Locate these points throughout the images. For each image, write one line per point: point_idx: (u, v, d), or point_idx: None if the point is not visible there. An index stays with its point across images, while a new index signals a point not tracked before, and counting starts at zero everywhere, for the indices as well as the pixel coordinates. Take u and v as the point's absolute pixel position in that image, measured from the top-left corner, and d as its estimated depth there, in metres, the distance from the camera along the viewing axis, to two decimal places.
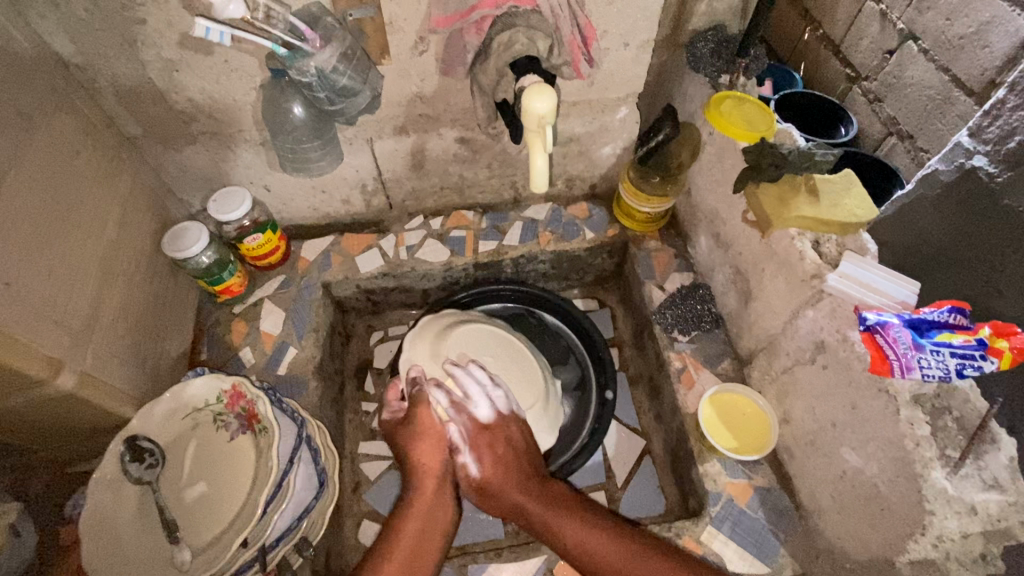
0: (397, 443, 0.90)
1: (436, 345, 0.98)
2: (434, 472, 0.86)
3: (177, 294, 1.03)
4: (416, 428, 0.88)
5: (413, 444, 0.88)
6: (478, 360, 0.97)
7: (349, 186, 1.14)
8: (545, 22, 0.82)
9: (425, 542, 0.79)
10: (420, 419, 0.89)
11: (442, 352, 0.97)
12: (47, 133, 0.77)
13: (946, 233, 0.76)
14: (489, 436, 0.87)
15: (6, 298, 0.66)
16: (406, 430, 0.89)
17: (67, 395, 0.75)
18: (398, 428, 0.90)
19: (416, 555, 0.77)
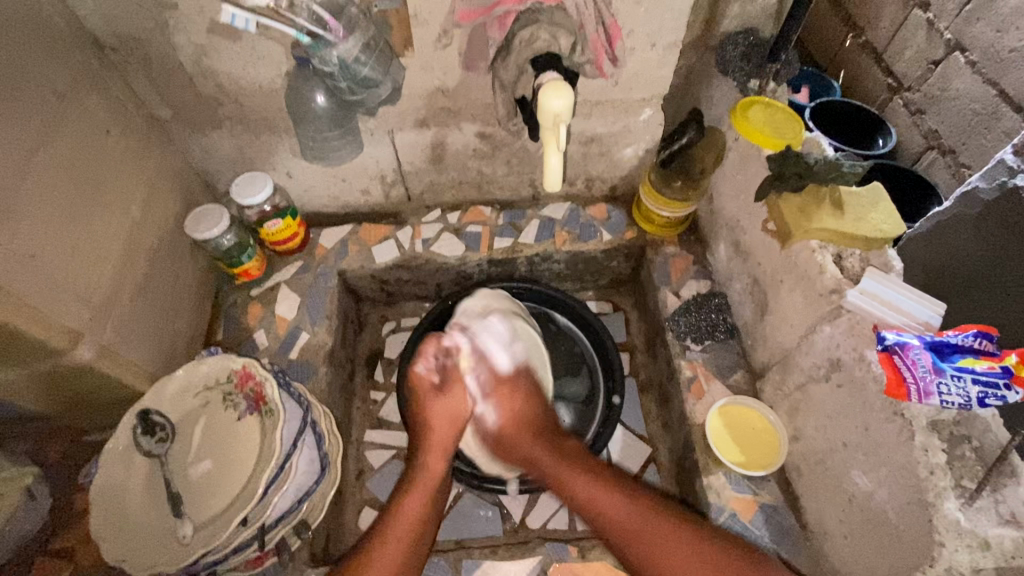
0: (420, 408, 0.88)
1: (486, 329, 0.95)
2: (444, 448, 0.86)
3: (197, 274, 1.06)
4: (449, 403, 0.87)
5: (433, 414, 0.86)
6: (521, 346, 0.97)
7: (369, 176, 1.15)
8: (569, 19, 0.81)
9: (426, 520, 0.79)
10: (451, 396, 0.87)
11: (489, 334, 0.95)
12: (79, 112, 0.79)
13: (984, 254, 0.72)
14: (508, 385, 0.90)
15: (31, 271, 0.68)
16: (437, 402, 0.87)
17: (84, 366, 0.78)
18: (425, 392, 0.88)
19: (414, 533, 0.77)
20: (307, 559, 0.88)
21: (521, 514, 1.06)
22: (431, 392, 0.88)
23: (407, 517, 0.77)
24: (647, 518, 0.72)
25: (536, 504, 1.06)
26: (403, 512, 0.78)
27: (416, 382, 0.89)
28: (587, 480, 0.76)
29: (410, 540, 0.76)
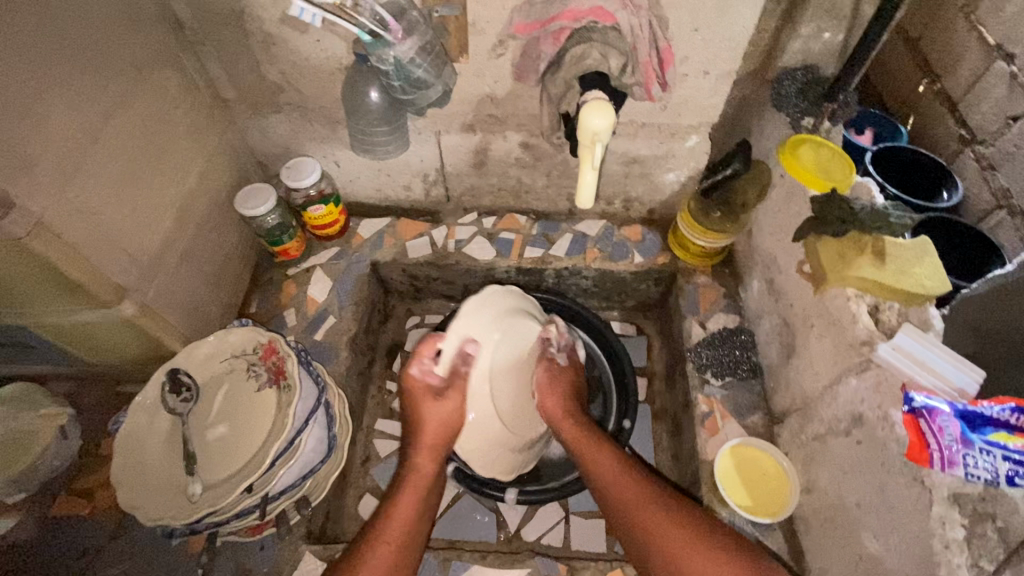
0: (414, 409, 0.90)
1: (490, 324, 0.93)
2: (434, 450, 0.90)
3: (240, 247, 1.11)
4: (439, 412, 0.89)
5: (428, 417, 0.89)
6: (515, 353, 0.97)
7: (412, 173, 1.18)
8: (622, 40, 0.81)
9: (418, 518, 0.83)
10: (447, 403, 0.89)
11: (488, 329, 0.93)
12: (153, 86, 0.85)
13: None
14: (553, 383, 0.96)
15: (91, 226, 0.74)
16: (429, 409, 0.89)
17: (127, 321, 0.83)
18: (422, 395, 0.89)
19: (410, 531, 0.81)
20: (303, 536, 0.91)
21: (517, 525, 1.06)
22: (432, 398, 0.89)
23: (397, 521, 0.81)
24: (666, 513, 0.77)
25: (533, 517, 1.06)
26: (391, 519, 0.81)
27: (414, 387, 0.89)
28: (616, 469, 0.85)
29: (402, 538, 0.79)
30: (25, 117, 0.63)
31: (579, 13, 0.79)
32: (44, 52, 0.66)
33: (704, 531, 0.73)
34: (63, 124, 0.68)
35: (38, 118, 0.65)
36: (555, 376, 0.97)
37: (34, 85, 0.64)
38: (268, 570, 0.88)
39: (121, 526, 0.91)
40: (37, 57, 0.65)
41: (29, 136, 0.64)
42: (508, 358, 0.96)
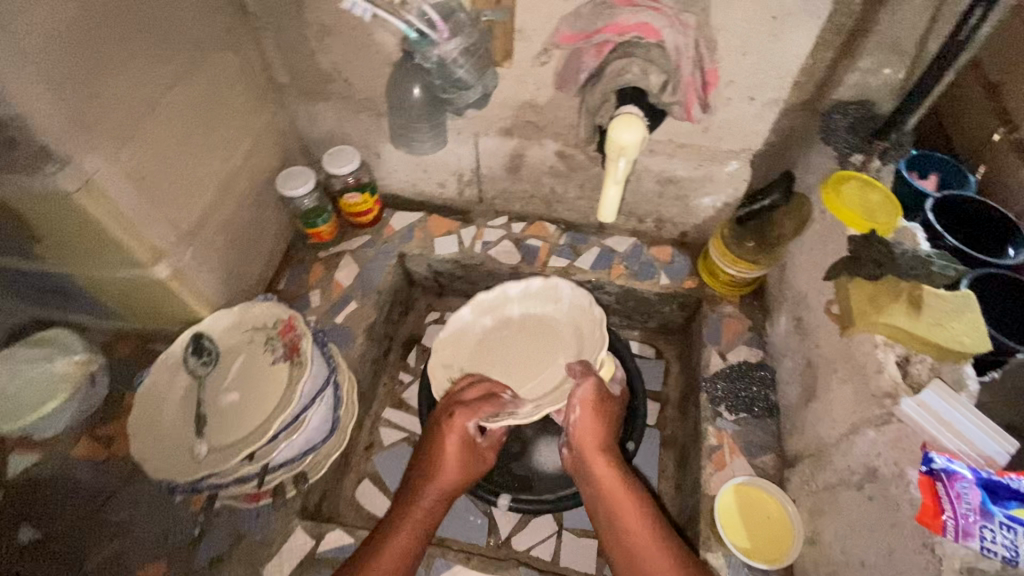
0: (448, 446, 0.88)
1: (564, 349, 1.03)
2: (447, 491, 0.87)
3: (275, 226, 1.16)
4: (474, 460, 0.91)
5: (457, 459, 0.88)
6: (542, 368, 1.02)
7: (448, 171, 1.21)
8: (666, 57, 0.80)
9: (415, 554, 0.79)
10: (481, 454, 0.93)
11: (555, 349, 1.03)
12: (212, 64, 0.90)
13: None
14: (604, 419, 0.91)
15: (137, 189, 0.78)
16: (461, 450, 0.89)
17: (161, 282, 0.89)
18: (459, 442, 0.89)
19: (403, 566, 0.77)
20: (297, 511, 0.93)
21: (508, 533, 1.05)
22: (467, 446, 0.90)
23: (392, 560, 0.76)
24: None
25: (524, 527, 1.05)
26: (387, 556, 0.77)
27: (455, 431, 0.89)
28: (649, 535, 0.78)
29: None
30: (92, 81, 0.69)
31: (625, 28, 0.78)
32: (114, 23, 0.70)
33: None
34: (126, 92, 0.73)
35: (103, 83, 0.70)
36: (606, 412, 0.92)
37: (102, 53, 0.69)
38: (261, 539, 0.90)
39: (132, 476, 0.96)
40: (111, 29, 0.70)
41: (92, 99, 0.69)
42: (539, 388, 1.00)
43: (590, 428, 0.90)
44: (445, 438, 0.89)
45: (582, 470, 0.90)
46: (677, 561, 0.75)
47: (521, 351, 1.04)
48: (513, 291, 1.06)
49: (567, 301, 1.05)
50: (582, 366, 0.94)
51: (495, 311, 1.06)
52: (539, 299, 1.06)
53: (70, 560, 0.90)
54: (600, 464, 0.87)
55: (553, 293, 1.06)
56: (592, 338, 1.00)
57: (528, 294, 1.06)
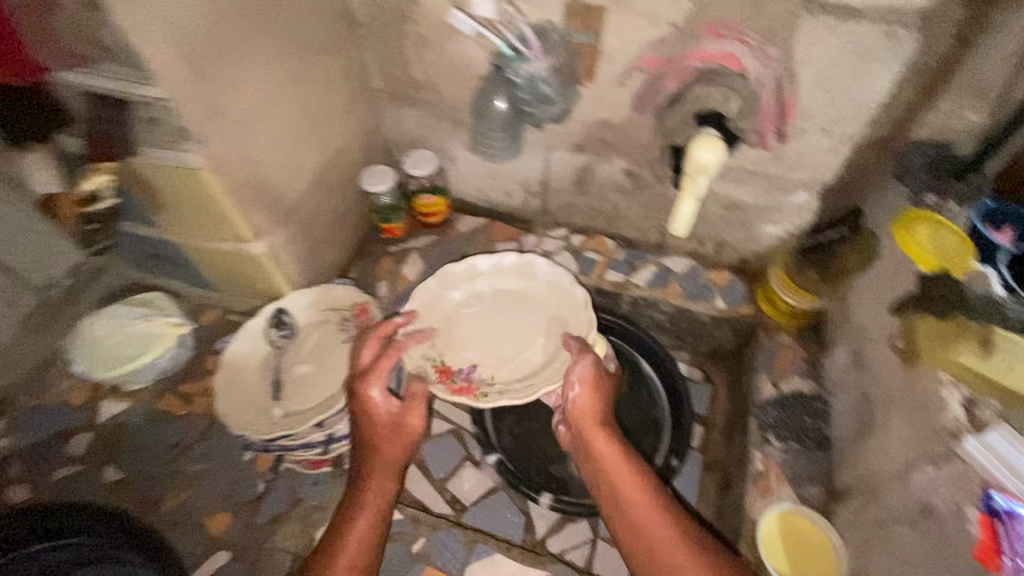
0: (371, 424, 0.88)
1: (545, 325, 1.03)
2: (388, 465, 0.88)
3: (353, 218, 1.25)
4: (394, 426, 0.89)
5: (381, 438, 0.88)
6: (524, 347, 1.02)
7: (517, 181, 1.27)
8: (747, 87, 0.83)
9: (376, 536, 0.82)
10: (408, 418, 0.90)
11: (534, 327, 1.03)
12: (321, 67, 0.99)
13: None
14: (601, 390, 0.94)
15: (250, 171, 0.88)
16: (379, 419, 0.89)
17: (256, 257, 0.98)
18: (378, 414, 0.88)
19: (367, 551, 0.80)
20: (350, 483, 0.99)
21: (543, 533, 1.07)
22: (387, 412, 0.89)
23: (354, 547, 0.79)
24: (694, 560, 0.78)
25: (561, 530, 1.07)
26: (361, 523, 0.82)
27: (370, 404, 0.88)
28: (657, 509, 0.83)
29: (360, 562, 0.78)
30: (226, 70, 0.78)
31: (709, 55, 0.83)
32: (252, 26, 0.80)
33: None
34: (254, 82, 0.83)
35: (238, 74, 0.80)
36: (602, 385, 0.95)
37: (240, 50, 0.79)
38: (317, 503, 0.97)
39: (207, 432, 1.05)
40: (248, 28, 0.80)
41: (228, 85, 0.79)
42: (524, 369, 1.00)
43: (586, 401, 0.93)
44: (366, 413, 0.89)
45: (581, 443, 0.93)
46: (684, 535, 0.81)
47: (498, 327, 1.03)
48: (484, 266, 1.06)
49: (541, 277, 1.06)
50: (577, 342, 0.96)
51: (466, 285, 1.06)
52: (511, 275, 1.06)
53: (148, 501, 0.99)
54: (606, 436, 0.91)
55: (528, 269, 1.06)
56: (577, 318, 1.01)
57: (499, 270, 1.06)
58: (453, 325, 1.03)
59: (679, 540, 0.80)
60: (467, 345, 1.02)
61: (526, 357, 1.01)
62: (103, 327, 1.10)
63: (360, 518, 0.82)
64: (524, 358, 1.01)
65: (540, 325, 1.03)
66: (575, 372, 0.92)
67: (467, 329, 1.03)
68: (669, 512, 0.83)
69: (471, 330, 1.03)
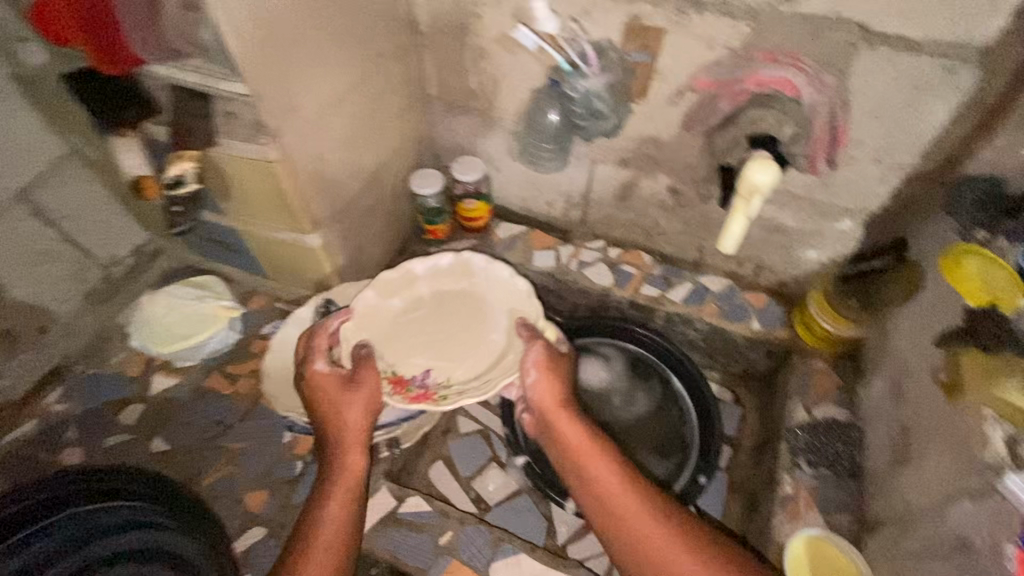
0: (330, 406, 0.88)
1: (494, 318, 1.01)
2: (353, 443, 0.87)
3: (399, 217, 1.29)
4: (350, 406, 0.88)
5: (342, 418, 0.88)
6: (475, 344, 0.99)
7: (559, 191, 1.30)
8: (801, 112, 0.84)
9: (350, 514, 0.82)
10: (359, 399, 0.89)
11: (483, 322, 1.01)
12: (385, 72, 1.04)
13: None
14: (558, 368, 0.93)
15: (315, 168, 0.93)
16: (342, 400, 0.88)
17: (311, 249, 1.03)
18: (337, 395, 0.89)
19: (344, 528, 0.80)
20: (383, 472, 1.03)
21: (565, 539, 1.10)
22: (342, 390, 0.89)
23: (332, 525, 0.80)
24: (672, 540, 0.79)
25: (582, 537, 1.10)
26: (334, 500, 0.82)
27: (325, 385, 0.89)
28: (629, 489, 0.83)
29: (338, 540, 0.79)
30: (300, 73, 0.83)
31: (764, 80, 0.84)
32: (328, 31, 0.85)
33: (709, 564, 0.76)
34: (326, 84, 0.88)
35: (313, 76, 0.85)
36: (558, 364, 0.94)
37: (317, 53, 0.84)
38: None
39: (251, 413, 1.10)
40: (326, 33, 0.85)
41: (304, 86, 0.84)
42: (479, 368, 0.97)
43: (543, 382, 0.92)
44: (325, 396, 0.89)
45: (545, 426, 0.93)
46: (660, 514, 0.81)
47: (446, 328, 1.01)
48: (420, 269, 1.03)
49: (481, 272, 1.04)
50: (529, 329, 0.96)
51: (405, 291, 1.02)
52: (450, 277, 1.04)
53: (193, 473, 1.05)
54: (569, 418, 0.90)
55: (466, 266, 1.04)
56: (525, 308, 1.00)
57: (437, 270, 1.04)
58: (392, 329, 1.00)
59: (655, 520, 0.80)
60: (415, 351, 0.99)
61: (480, 354, 0.99)
62: (160, 307, 1.16)
63: (332, 497, 0.82)
64: (476, 355, 0.99)
65: (488, 321, 1.01)
66: (530, 358, 0.92)
67: (411, 331, 1.00)
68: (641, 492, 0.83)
69: (414, 330, 1.01)
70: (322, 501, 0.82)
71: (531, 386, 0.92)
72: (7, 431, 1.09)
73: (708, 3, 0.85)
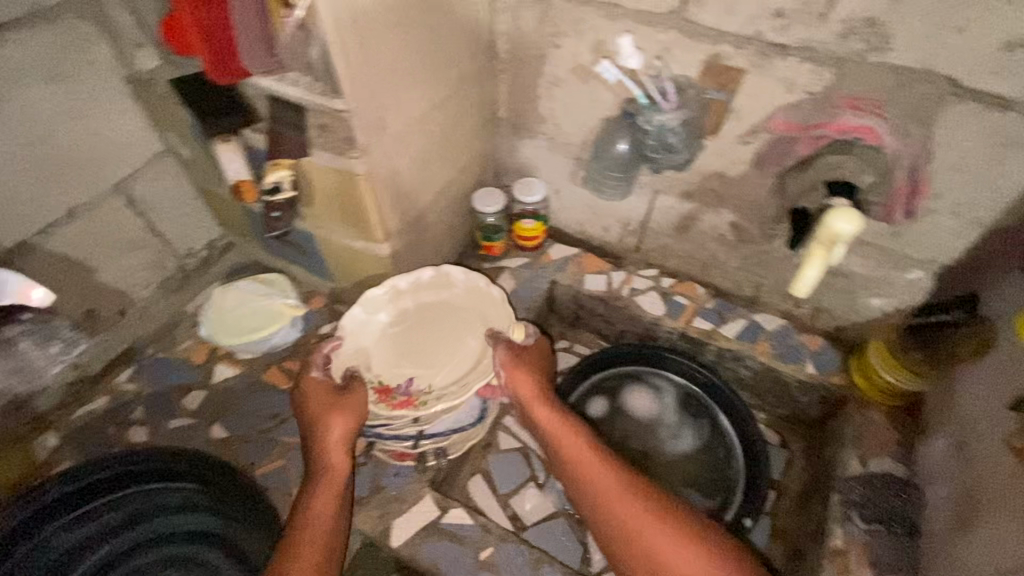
0: (320, 413, 0.95)
1: (469, 328, 1.10)
2: (337, 446, 0.93)
3: (458, 231, 1.33)
4: (338, 409, 0.94)
5: (328, 422, 0.94)
6: (452, 352, 1.08)
7: (617, 218, 1.31)
8: (882, 159, 0.85)
9: (335, 514, 0.88)
10: (350, 403, 0.95)
11: (460, 330, 1.10)
12: (462, 94, 1.08)
13: None
14: (527, 361, 1.04)
15: (393, 182, 0.97)
16: (331, 406, 0.95)
17: (380, 258, 1.08)
18: (325, 403, 0.96)
19: (327, 528, 0.86)
20: (428, 481, 1.05)
21: (599, 567, 1.10)
22: (333, 398, 0.96)
23: (317, 521, 0.86)
24: (644, 509, 0.88)
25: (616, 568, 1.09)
26: (321, 495, 0.89)
27: (316, 394, 0.97)
28: (600, 465, 0.94)
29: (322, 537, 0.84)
30: (391, 94, 0.87)
31: (847, 127, 0.84)
32: (418, 54, 0.90)
33: (679, 537, 0.84)
34: (411, 104, 0.93)
35: (401, 96, 0.90)
36: (526, 358, 1.05)
37: (406, 75, 0.89)
38: (396, 494, 1.03)
39: None
40: (417, 57, 0.90)
41: (392, 106, 0.89)
42: (457, 374, 1.07)
43: (514, 378, 1.02)
44: (314, 402, 0.97)
45: (524, 415, 1.04)
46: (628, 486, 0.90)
47: (426, 338, 1.08)
48: (403, 284, 1.07)
49: (460, 285, 1.11)
50: (496, 335, 1.07)
51: (390, 304, 1.08)
52: (431, 290, 1.09)
53: (246, 462, 1.09)
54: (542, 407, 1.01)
55: (445, 279, 1.10)
56: (495, 315, 1.10)
57: (417, 284, 1.08)
58: (375, 342, 1.07)
59: (625, 490, 0.90)
60: (396, 361, 1.06)
61: (457, 362, 1.08)
62: (231, 300, 1.22)
63: (318, 498, 0.89)
64: (454, 362, 1.07)
65: (463, 330, 1.10)
66: (497, 355, 1.03)
67: (392, 343, 1.07)
68: (613, 466, 0.93)
69: (396, 342, 1.07)
70: (310, 499, 0.89)
71: (505, 381, 1.03)
72: (81, 404, 1.17)
73: (793, 47, 0.86)
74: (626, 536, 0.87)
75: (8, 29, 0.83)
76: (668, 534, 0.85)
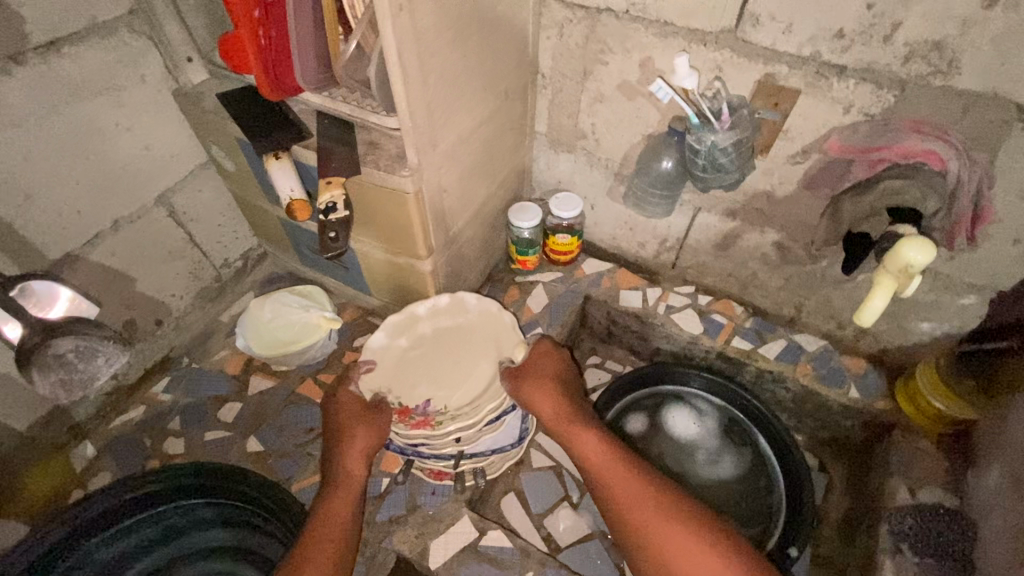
0: (347, 422, 0.96)
1: (485, 350, 1.09)
2: (359, 454, 0.93)
3: (494, 246, 1.32)
4: (365, 420, 0.96)
5: (353, 431, 0.95)
6: (468, 373, 1.07)
7: (654, 235, 1.30)
8: (946, 184, 0.82)
9: (350, 520, 0.87)
10: (378, 419, 0.97)
11: (477, 353, 1.08)
12: (506, 110, 1.07)
13: None
14: (538, 373, 1.02)
15: (439, 198, 0.96)
16: (359, 420, 0.96)
17: (422, 276, 1.07)
18: (354, 413, 0.97)
19: (342, 531, 0.85)
20: (465, 501, 1.02)
21: None
22: (361, 410, 0.98)
23: (334, 525, 0.85)
24: (664, 516, 0.84)
25: None
26: (337, 500, 0.89)
27: (345, 405, 0.99)
28: (621, 471, 0.90)
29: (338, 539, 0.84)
30: (440, 111, 0.87)
31: (911, 151, 0.82)
32: (467, 71, 0.89)
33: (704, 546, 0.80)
34: (459, 120, 0.92)
35: (450, 114, 0.89)
36: (535, 369, 1.03)
37: (455, 92, 0.88)
38: (433, 514, 1.01)
39: None
40: (465, 74, 0.89)
41: (442, 124, 0.88)
42: (472, 396, 1.05)
43: (524, 391, 1.01)
44: (342, 412, 0.98)
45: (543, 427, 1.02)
46: (648, 492, 0.87)
47: (445, 361, 1.07)
48: (421, 310, 1.07)
49: (473, 309, 1.09)
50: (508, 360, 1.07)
51: (408, 329, 1.07)
52: (447, 315, 1.08)
53: (281, 476, 1.07)
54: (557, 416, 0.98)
55: (460, 304, 1.09)
56: (508, 338, 1.09)
57: (435, 310, 1.08)
58: (393, 366, 1.05)
59: (645, 497, 0.86)
60: (416, 385, 1.05)
61: (473, 383, 1.06)
62: (270, 311, 1.21)
63: (336, 503, 0.88)
64: (469, 382, 1.06)
65: (478, 351, 1.09)
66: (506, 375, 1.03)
67: (411, 367, 1.06)
68: (633, 473, 0.90)
69: (415, 366, 1.06)
70: (327, 503, 0.88)
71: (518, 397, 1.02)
72: (119, 413, 1.17)
73: (852, 68, 0.84)
74: (649, 544, 0.82)
75: (64, 43, 0.84)
76: (691, 540, 0.81)
